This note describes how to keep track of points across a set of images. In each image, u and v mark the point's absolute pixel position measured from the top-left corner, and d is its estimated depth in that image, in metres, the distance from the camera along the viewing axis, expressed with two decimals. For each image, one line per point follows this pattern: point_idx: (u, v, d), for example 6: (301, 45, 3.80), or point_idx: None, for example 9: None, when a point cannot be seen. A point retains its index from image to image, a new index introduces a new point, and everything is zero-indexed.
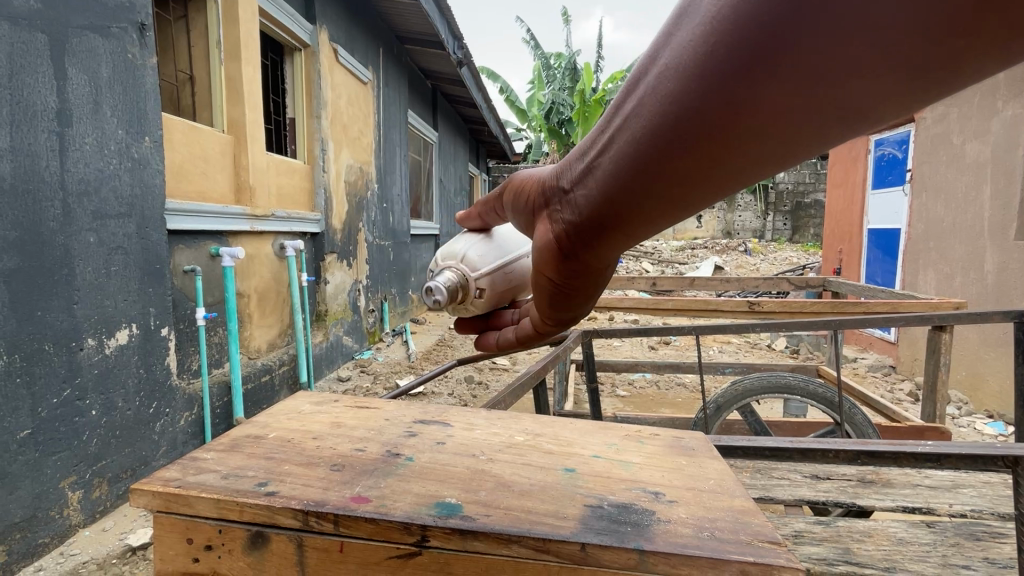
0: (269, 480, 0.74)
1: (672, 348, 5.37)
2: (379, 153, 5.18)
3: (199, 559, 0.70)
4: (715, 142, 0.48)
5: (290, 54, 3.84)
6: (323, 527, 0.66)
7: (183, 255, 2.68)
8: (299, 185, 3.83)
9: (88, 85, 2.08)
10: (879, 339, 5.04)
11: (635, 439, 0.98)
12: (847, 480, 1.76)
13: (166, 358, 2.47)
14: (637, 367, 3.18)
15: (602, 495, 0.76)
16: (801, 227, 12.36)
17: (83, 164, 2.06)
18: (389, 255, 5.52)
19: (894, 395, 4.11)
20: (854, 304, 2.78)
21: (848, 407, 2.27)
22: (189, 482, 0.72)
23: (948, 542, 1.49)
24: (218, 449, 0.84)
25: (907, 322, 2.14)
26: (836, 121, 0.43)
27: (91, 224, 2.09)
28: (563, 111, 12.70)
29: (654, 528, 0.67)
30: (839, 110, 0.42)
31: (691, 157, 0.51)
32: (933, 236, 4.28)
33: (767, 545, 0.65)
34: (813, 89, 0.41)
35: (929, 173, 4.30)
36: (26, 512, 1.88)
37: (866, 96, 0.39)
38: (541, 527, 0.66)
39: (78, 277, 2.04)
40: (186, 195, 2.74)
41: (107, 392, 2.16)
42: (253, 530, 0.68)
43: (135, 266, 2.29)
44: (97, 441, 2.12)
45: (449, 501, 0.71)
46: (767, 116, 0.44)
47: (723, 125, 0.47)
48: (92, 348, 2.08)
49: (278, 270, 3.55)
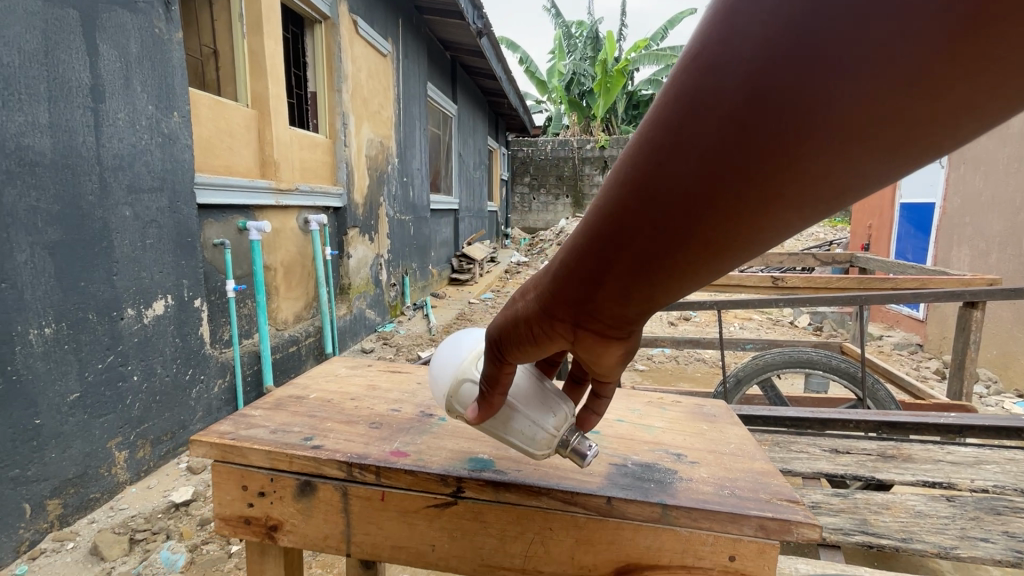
0: (314, 435, 0.79)
1: (692, 324, 5.34)
2: (399, 127, 5.18)
3: (253, 504, 0.76)
4: (731, 207, 0.40)
5: (310, 26, 3.83)
6: (366, 477, 0.72)
7: (213, 229, 2.76)
8: (322, 160, 3.87)
9: (118, 61, 2.13)
10: (907, 317, 4.93)
11: (658, 406, 1.02)
12: (867, 454, 1.77)
13: (199, 328, 2.59)
14: (657, 342, 3.19)
15: (626, 454, 0.79)
16: None
17: (117, 139, 2.13)
18: (409, 230, 5.57)
19: (920, 373, 4.05)
20: (882, 279, 2.73)
21: (871, 383, 2.26)
22: (242, 435, 0.78)
23: (968, 516, 1.51)
24: (264, 407, 0.90)
25: (936, 298, 2.10)
26: (852, 162, 0.35)
27: (126, 198, 2.17)
28: (584, 83, 12.43)
29: (676, 485, 0.71)
30: (850, 145, 0.34)
31: (698, 211, 0.41)
32: (969, 210, 4.13)
33: (786, 502, 0.68)
34: (812, 126, 0.34)
35: (969, 144, 4.13)
36: (79, 469, 2.01)
37: (879, 112, 0.32)
38: (569, 481, 0.70)
39: (116, 249, 2.13)
40: (214, 170, 2.82)
41: (146, 359, 2.28)
42: (302, 480, 0.74)
43: (168, 239, 2.39)
44: (139, 405, 2.25)
45: (481, 457, 0.76)
46: (781, 174, 0.37)
47: (725, 180, 0.39)
48: (131, 317, 2.20)
49: (303, 244, 3.63)
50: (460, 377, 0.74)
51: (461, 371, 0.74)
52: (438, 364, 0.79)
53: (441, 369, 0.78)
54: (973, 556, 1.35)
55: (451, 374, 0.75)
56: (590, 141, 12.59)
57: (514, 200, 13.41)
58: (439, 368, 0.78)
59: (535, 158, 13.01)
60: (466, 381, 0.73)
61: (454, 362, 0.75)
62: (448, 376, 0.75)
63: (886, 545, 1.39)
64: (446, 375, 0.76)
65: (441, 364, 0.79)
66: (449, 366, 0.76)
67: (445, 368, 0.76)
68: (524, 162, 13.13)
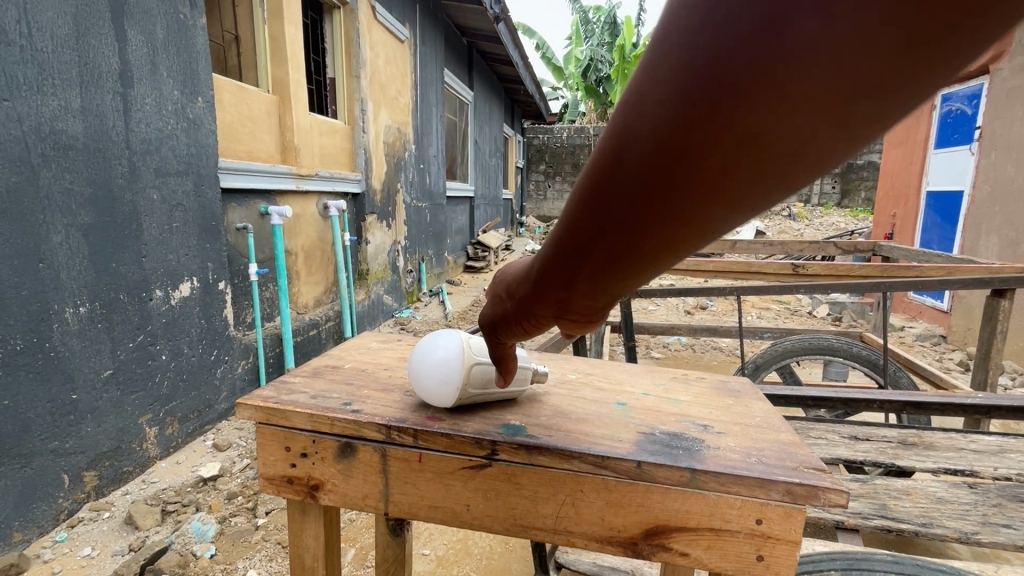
0: (353, 400, 0.82)
1: (708, 312, 5.31)
2: (416, 113, 5.19)
3: (296, 464, 0.80)
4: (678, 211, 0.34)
5: (329, 12, 3.82)
6: (403, 440, 0.74)
7: (236, 213, 2.82)
8: (341, 145, 3.90)
9: (145, 47, 2.17)
10: (930, 308, 4.85)
11: (683, 381, 1.03)
12: (887, 441, 1.76)
13: (224, 310, 2.66)
14: (674, 329, 3.19)
15: (653, 424, 0.81)
16: (851, 192, 11.70)
17: (144, 124, 2.18)
18: (426, 217, 5.61)
19: (943, 364, 3.99)
20: (907, 267, 2.69)
21: (893, 371, 2.24)
22: (284, 399, 0.82)
23: (990, 503, 1.50)
24: (303, 374, 0.93)
25: (963, 285, 2.05)
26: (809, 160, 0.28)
27: (153, 182, 2.23)
28: (601, 69, 12.27)
29: (704, 452, 0.73)
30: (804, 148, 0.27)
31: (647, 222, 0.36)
32: (1000, 199, 4.02)
33: (812, 470, 0.70)
34: (755, 131, 0.27)
35: (1001, 130, 4.01)
36: (113, 442, 2.09)
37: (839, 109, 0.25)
38: (599, 446, 0.72)
39: (145, 232, 2.19)
40: (237, 155, 2.87)
41: (174, 339, 2.36)
42: (343, 441, 0.77)
43: (194, 223, 2.45)
44: (167, 383, 2.34)
45: (513, 423, 0.78)
46: (731, 182, 0.31)
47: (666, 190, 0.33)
48: (160, 299, 2.27)
49: (323, 230, 3.68)
50: (471, 365, 0.77)
51: (468, 361, 0.78)
52: (431, 375, 0.78)
53: (438, 378, 0.77)
54: (994, 542, 1.35)
55: (462, 369, 0.77)
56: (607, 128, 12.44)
57: (530, 188, 13.36)
58: (438, 378, 0.77)
59: (551, 146, 12.91)
60: (477, 365, 0.78)
61: (458, 360, 0.77)
62: (459, 372, 0.77)
63: (906, 530, 1.40)
64: (456, 373, 0.77)
65: (436, 374, 0.77)
66: (453, 367, 0.77)
67: (451, 371, 0.77)
68: (540, 149, 13.05)
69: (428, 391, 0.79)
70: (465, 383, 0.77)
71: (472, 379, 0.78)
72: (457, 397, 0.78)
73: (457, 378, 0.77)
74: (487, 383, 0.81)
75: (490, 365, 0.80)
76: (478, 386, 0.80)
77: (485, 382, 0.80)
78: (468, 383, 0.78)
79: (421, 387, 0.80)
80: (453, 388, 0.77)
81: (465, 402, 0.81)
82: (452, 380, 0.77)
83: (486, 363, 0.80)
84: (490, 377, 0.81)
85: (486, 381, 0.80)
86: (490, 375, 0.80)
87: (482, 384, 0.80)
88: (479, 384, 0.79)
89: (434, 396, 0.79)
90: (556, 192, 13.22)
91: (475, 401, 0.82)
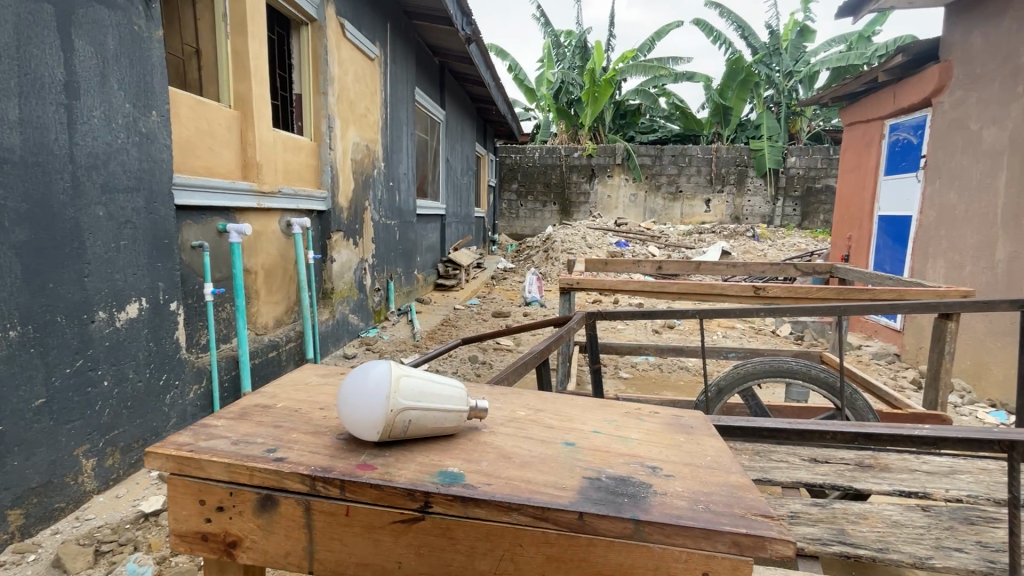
0: (278, 446, 0.77)
1: (675, 332, 5.37)
2: (386, 131, 5.15)
3: (211, 520, 0.74)
4: None
5: (296, 28, 3.80)
6: (330, 491, 0.70)
7: (191, 231, 2.69)
8: (305, 162, 3.81)
9: (95, 57, 2.06)
10: (884, 327, 5.03)
11: (635, 417, 1.00)
12: (845, 464, 1.77)
13: (175, 332, 2.50)
14: (641, 350, 3.18)
15: (601, 467, 0.78)
16: (810, 214, 12.19)
17: (91, 137, 2.06)
18: (394, 235, 5.52)
19: (897, 382, 4.12)
20: (860, 290, 2.77)
21: (849, 392, 2.27)
22: (200, 446, 0.76)
23: (942, 526, 1.51)
24: (227, 417, 0.88)
25: (912, 309, 2.11)
26: None
27: (100, 198, 2.10)
28: (572, 91, 12.53)
29: (650, 499, 0.69)
30: None
31: None
32: (945, 224, 4.23)
33: (760, 518, 0.68)
34: None
35: (944, 159, 4.24)
36: (42, 477, 1.92)
37: None
38: (541, 496, 0.68)
39: (88, 250, 2.05)
40: (193, 171, 2.75)
41: (118, 363, 2.19)
42: (263, 494, 0.71)
43: (144, 241, 2.31)
44: (109, 412, 2.16)
45: (451, 470, 0.73)
46: None
47: None
48: (103, 321, 2.11)
49: (284, 248, 3.56)
50: (398, 374, 0.78)
51: (394, 371, 0.78)
52: (360, 390, 0.77)
53: (367, 391, 0.76)
54: (948, 566, 1.35)
55: (390, 377, 0.77)
56: (578, 149, 12.66)
57: (502, 206, 13.40)
58: (367, 391, 0.76)
59: (523, 165, 13.03)
60: (405, 376, 0.79)
61: (385, 371, 0.78)
62: (387, 381, 0.76)
63: (864, 556, 1.39)
64: (384, 381, 0.76)
65: (364, 388, 0.77)
66: (380, 377, 0.77)
67: (379, 380, 0.77)
68: (512, 168, 13.15)
69: (358, 411, 0.77)
70: (395, 390, 0.76)
71: (403, 388, 0.77)
72: (388, 409, 0.76)
73: (386, 385, 0.76)
74: (421, 396, 0.79)
75: (420, 378, 0.80)
76: (411, 398, 0.78)
77: (419, 393, 0.79)
78: (398, 391, 0.77)
79: (352, 411, 0.77)
80: (383, 398, 0.75)
81: (400, 420, 0.77)
82: (380, 388, 0.76)
83: (415, 376, 0.80)
84: (423, 389, 0.80)
85: (419, 393, 0.79)
86: (422, 386, 0.79)
87: (415, 394, 0.78)
88: (412, 393, 0.78)
89: (366, 414, 0.76)
90: (528, 211, 13.31)
91: (411, 420, 0.78)
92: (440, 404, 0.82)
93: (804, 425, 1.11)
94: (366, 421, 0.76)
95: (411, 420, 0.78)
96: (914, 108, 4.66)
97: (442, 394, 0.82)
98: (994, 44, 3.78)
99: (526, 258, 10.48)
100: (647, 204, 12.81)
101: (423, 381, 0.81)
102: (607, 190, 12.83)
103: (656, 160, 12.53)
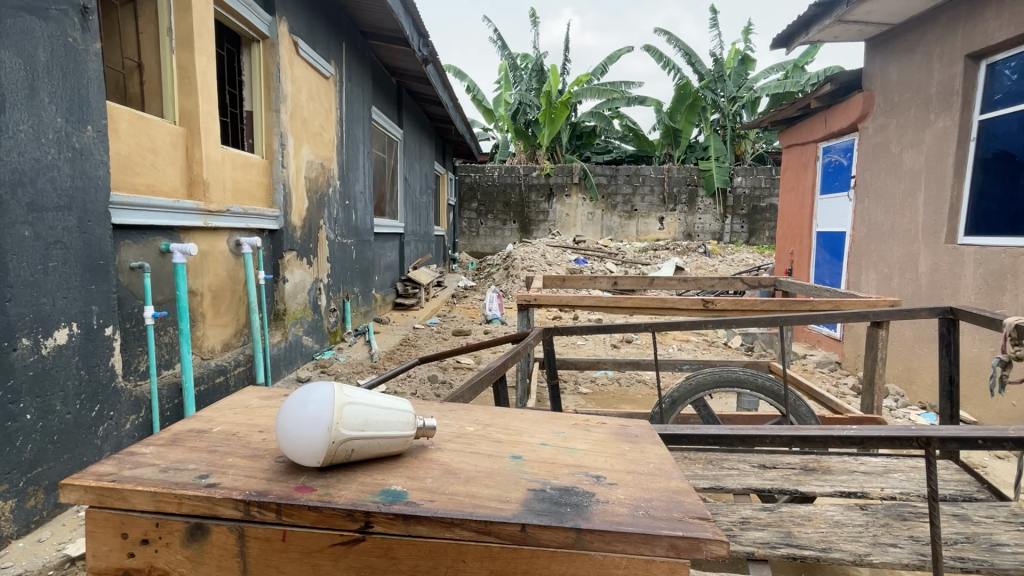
0: (211, 472, 0.77)
1: (633, 347, 5.52)
2: (342, 148, 5.08)
3: (134, 554, 0.73)
4: None
5: (247, 45, 3.74)
6: (265, 516, 0.70)
7: (130, 251, 2.56)
8: (256, 180, 3.70)
9: (23, 69, 1.95)
10: (826, 337, 5.31)
11: (583, 428, 1.02)
12: (791, 468, 1.85)
13: (110, 359, 2.33)
14: (599, 364, 3.20)
15: (546, 478, 0.80)
16: (757, 230, 12.89)
17: (16, 153, 1.93)
18: (352, 253, 5.42)
19: (839, 388, 4.37)
20: (802, 301, 2.90)
21: (793, 399, 2.37)
22: (124, 476, 0.76)
23: (879, 523, 1.57)
24: (158, 443, 0.87)
25: (846, 318, 2.23)
26: None
27: (25, 217, 1.96)
28: (529, 112, 12.77)
29: (592, 508, 0.72)
30: None
31: None
32: (874, 238, 4.54)
33: (696, 520, 0.70)
34: None
35: (871, 178, 4.57)
36: None
37: None
38: (483, 510, 0.70)
39: (11, 271, 1.91)
40: (135, 188, 2.63)
41: (43, 395, 2.02)
42: (192, 523, 0.72)
43: (76, 262, 2.16)
44: (31, 448, 1.97)
45: (394, 489, 0.74)
46: None
47: None
48: (26, 348, 1.95)
49: (232, 267, 3.42)
50: (342, 404, 0.76)
51: (338, 401, 0.76)
52: (302, 420, 0.74)
53: (306, 425, 0.74)
54: (884, 562, 1.41)
55: (332, 407, 0.75)
56: (536, 168, 12.86)
57: (462, 225, 13.41)
58: (306, 421, 0.74)
59: (483, 184, 13.09)
60: (349, 406, 0.77)
61: (326, 402, 0.75)
62: (329, 411, 0.74)
63: (808, 556, 1.44)
64: (325, 413, 0.74)
65: (304, 419, 0.74)
66: (321, 407, 0.75)
67: (320, 411, 0.74)
68: (472, 187, 13.21)
69: (298, 440, 0.75)
70: (337, 422, 0.74)
71: (346, 418, 0.75)
72: (328, 440, 0.74)
73: (328, 416, 0.74)
74: (366, 424, 0.78)
75: (367, 405, 0.79)
76: (355, 428, 0.77)
77: (364, 422, 0.77)
78: (341, 421, 0.75)
79: (292, 437, 0.75)
80: (324, 428, 0.74)
81: (343, 449, 0.76)
82: (320, 419, 0.74)
83: (360, 404, 0.78)
84: (369, 417, 0.78)
85: (364, 421, 0.78)
86: (368, 414, 0.78)
87: (360, 423, 0.77)
88: (357, 423, 0.77)
89: (307, 443, 0.75)
90: (488, 229, 13.36)
91: (354, 449, 0.77)
92: (386, 431, 0.81)
93: (746, 431, 1.13)
94: (307, 449, 0.75)
95: (354, 449, 0.77)
96: (844, 131, 5.01)
97: (388, 419, 0.81)
98: (909, 75, 4.14)
99: (488, 277, 10.50)
100: (605, 222, 13.14)
101: (370, 408, 0.79)
102: (565, 209, 13.05)
103: (612, 180, 12.95)
